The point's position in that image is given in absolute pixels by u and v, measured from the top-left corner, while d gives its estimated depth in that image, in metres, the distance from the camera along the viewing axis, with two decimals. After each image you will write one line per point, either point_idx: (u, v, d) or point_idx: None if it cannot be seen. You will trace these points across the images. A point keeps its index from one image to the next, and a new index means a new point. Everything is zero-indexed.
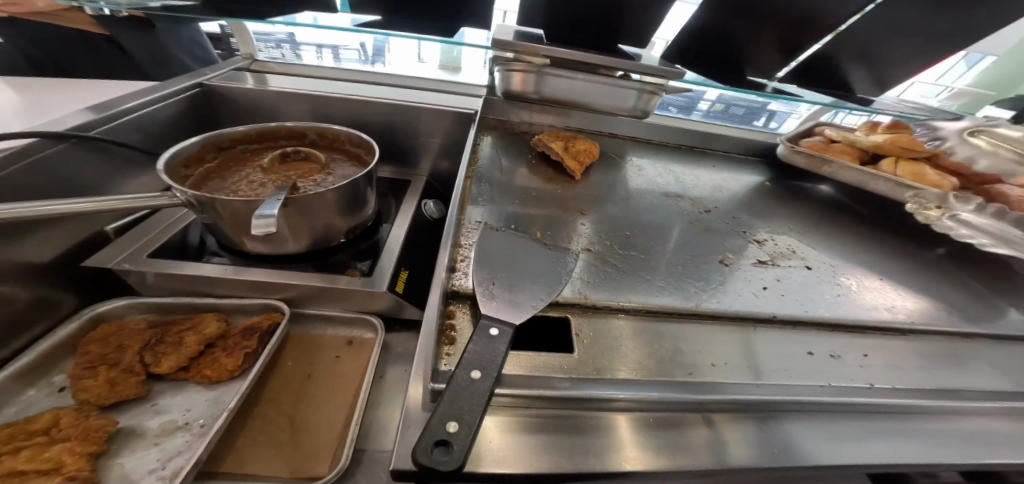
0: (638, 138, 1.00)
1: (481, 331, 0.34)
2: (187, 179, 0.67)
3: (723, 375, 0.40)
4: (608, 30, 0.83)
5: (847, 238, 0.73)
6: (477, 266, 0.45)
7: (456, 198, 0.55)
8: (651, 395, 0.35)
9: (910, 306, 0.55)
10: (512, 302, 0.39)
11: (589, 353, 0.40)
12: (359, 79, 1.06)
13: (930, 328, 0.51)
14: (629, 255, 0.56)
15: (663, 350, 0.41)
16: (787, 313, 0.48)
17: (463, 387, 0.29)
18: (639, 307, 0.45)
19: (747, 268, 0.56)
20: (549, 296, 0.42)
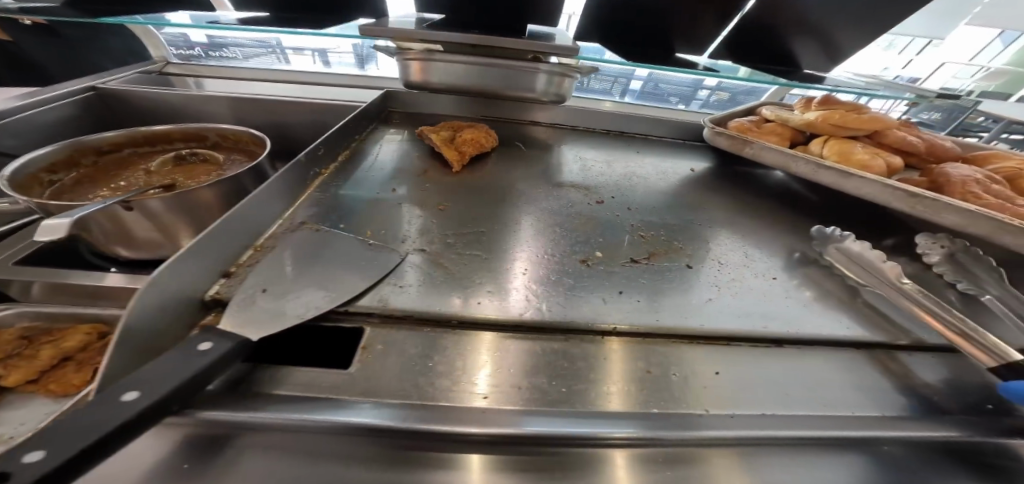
0: (560, 126, 0.90)
1: (184, 349, 0.28)
2: (51, 184, 0.65)
3: (503, 400, 0.32)
4: (510, 10, 0.74)
5: (778, 228, 0.62)
6: (261, 270, 0.39)
7: (281, 193, 0.49)
8: (375, 424, 0.28)
9: (818, 307, 0.45)
10: (268, 313, 0.33)
11: (363, 370, 0.33)
12: (279, 79, 1.02)
13: (819, 335, 0.40)
14: (469, 256, 0.48)
15: (441, 370, 0.34)
16: (633, 322, 0.40)
17: (100, 407, 0.22)
18: (445, 317, 0.38)
19: (612, 269, 0.48)
20: (328, 302, 0.36)
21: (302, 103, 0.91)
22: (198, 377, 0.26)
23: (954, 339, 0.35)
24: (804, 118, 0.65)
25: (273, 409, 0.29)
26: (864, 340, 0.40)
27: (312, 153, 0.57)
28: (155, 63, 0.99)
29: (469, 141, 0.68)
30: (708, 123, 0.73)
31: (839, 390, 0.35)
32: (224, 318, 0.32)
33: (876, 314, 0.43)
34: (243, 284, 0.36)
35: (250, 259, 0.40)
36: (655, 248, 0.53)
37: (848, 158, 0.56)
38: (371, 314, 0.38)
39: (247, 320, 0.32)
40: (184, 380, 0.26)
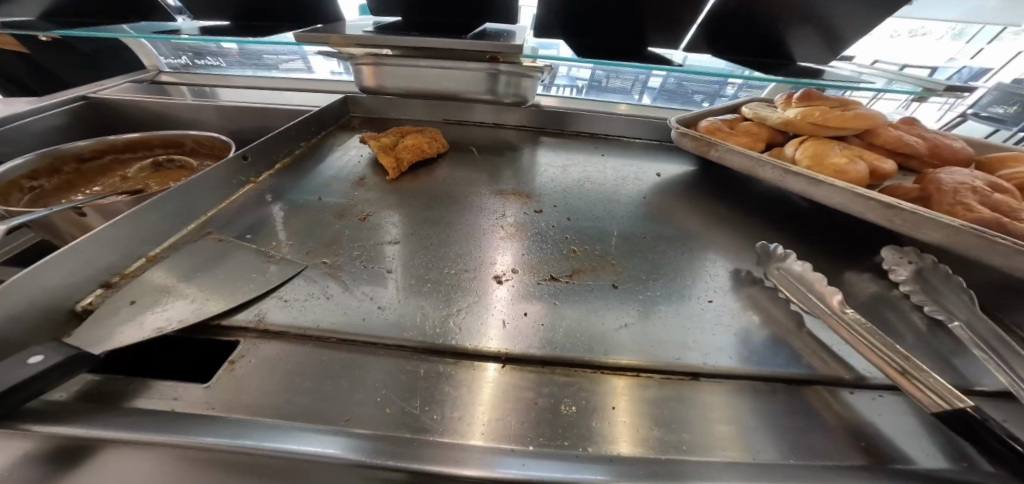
0: (523, 128, 0.84)
1: (9, 362, 0.27)
2: (32, 190, 0.69)
3: (368, 424, 0.31)
4: (464, 10, 0.72)
5: (744, 237, 0.55)
6: (139, 286, 0.39)
7: (184, 205, 0.49)
8: (202, 440, 0.27)
9: (757, 333, 0.39)
10: (118, 325, 0.34)
11: (224, 387, 0.33)
12: (260, 85, 1.05)
13: (746, 369, 0.36)
14: (375, 270, 0.47)
15: (306, 389, 0.33)
16: (528, 348, 0.37)
17: None
18: (328, 335, 0.38)
19: (525, 287, 0.45)
20: (190, 317, 0.36)
21: (275, 108, 0.92)
22: (24, 390, 0.25)
23: (894, 379, 0.30)
24: (784, 117, 0.58)
25: (102, 421, 0.27)
26: (798, 376, 0.35)
27: (234, 162, 0.57)
28: (148, 72, 1.05)
29: (408, 148, 0.67)
30: (675, 124, 0.69)
31: (754, 433, 0.31)
32: (75, 334, 0.33)
33: (817, 346, 0.38)
34: (112, 296, 0.38)
35: (138, 269, 0.42)
36: (582, 262, 0.48)
37: (825, 164, 0.49)
38: (246, 328, 0.37)
39: (92, 337, 0.33)
40: (1, 391, 0.25)
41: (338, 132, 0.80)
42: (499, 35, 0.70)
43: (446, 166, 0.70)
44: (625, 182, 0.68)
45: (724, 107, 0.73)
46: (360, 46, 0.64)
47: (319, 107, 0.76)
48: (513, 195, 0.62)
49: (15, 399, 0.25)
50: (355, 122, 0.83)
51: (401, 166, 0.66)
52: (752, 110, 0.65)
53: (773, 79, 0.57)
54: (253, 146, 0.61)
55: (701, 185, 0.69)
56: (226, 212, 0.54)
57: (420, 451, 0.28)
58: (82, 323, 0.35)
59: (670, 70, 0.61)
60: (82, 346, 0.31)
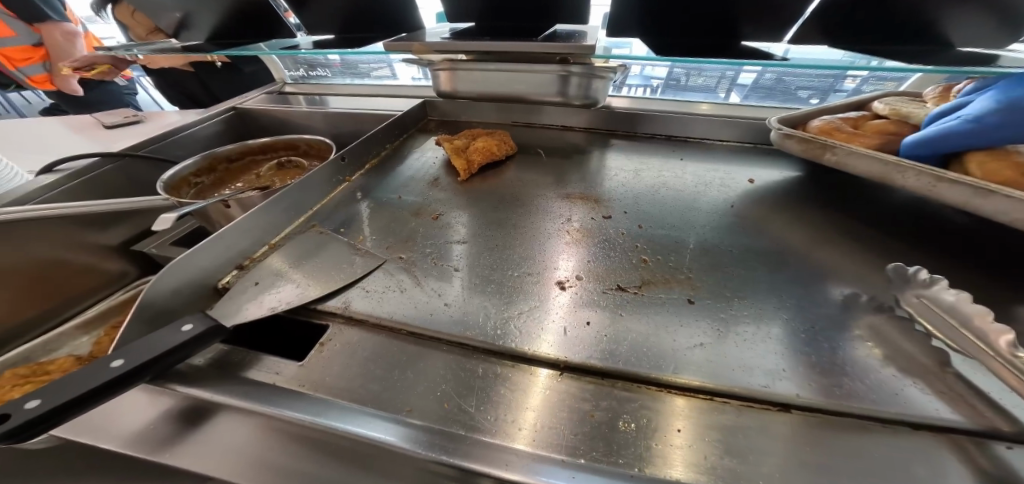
0: (594, 130, 0.81)
1: (171, 327, 0.35)
2: (197, 184, 0.87)
3: (427, 415, 0.33)
4: (538, 11, 0.72)
5: (859, 255, 0.46)
6: (260, 271, 0.47)
7: (296, 200, 0.57)
8: (294, 414, 0.32)
9: (873, 366, 0.33)
10: (243, 304, 0.42)
11: (319, 362, 0.38)
12: (353, 93, 1.18)
13: (858, 409, 0.29)
14: (443, 267, 0.49)
15: (378, 375, 0.36)
16: (586, 357, 0.36)
17: (93, 370, 0.30)
18: (400, 325, 0.41)
19: (587, 294, 0.44)
20: (298, 300, 0.43)
21: (364, 115, 1.03)
22: (175, 353, 0.33)
23: None
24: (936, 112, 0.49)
25: (228, 386, 0.35)
26: (934, 423, 0.28)
27: (333, 164, 0.65)
28: (274, 86, 1.26)
29: (478, 150, 0.70)
30: (776, 124, 0.61)
31: None
32: (214, 308, 0.41)
33: (968, 392, 0.30)
34: (243, 276, 0.46)
35: (260, 255, 0.50)
36: (651, 274, 0.45)
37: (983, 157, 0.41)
38: (332, 312, 0.43)
39: (226, 311, 0.41)
40: (160, 354, 0.32)
41: (417, 135, 0.87)
42: (571, 34, 0.69)
43: (513, 168, 0.71)
44: (707, 188, 0.61)
45: (846, 104, 0.61)
46: (439, 53, 0.69)
47: (402, 111, 0.83)
48: (579, 199, 0.61)
49: (167, 362, 0.32)
50: (432, 126, 0.89)
51: (471, 167, 0.69)
52: (888, 105, 0.54)
53: (913, 67, 0.46)
54: (350, 146, 0.68)
55: (804, 193, 0.59)
56: (326, 207, 0.62)
57: (471, 449, 0.29)
58: (220, 299, 0.43)
59: (764, 63, 0.54)
60: (219, 318, 0.39)
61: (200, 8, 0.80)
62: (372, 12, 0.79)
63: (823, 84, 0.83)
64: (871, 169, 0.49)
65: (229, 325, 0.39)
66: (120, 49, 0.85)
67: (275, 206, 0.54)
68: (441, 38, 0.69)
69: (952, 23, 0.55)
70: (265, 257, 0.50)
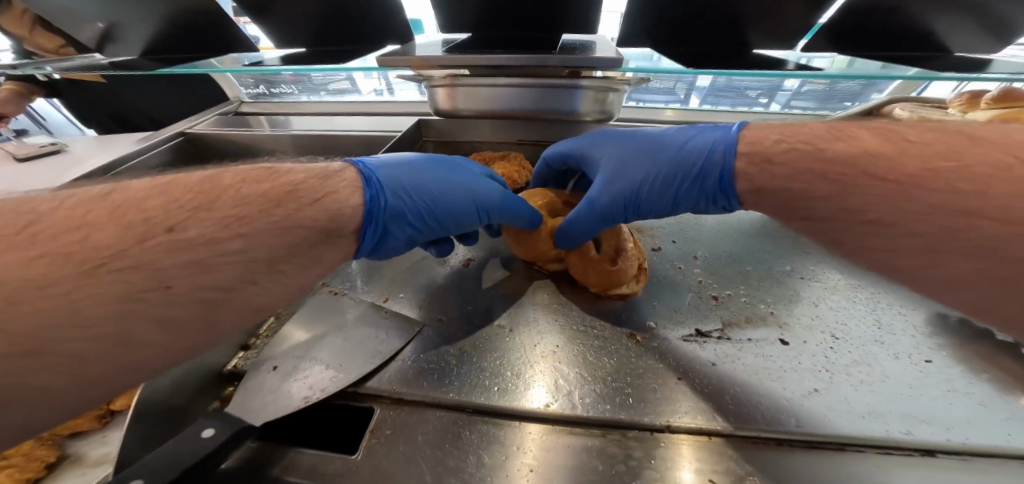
0: None
1: (189, 436, 0.31)
2: None
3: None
4: (542, 20, 0.66)
5: None
6: (277, 350, 0.43)
7: None
8: None
9: (967, 400, 0.32)
10: (268, 394, 0.37)
11: (370, 458, 0.33)
12: (326, 112, 1.06)
13: (992, 449, 0.28)
14: (495, 327, 0.46)
15: (452, 466, 0.32)
16: (699, 419, 0.33)
17: None
18: (471, 404, 0.36)
19: (670, 342, 0.41)
20: (334, 386, 0.38)
21: (343, 137, 0.92)
22: (202, 465, 0.29)
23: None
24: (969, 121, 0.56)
25: None
26: None
27: None
28: (228, 104, 1.11)
29: None
30: None
31: None
32: (234, 401, 0.36)
33: None
34: (257, 359, 0.42)
35: (267, 331, 0.47)
36: (728, 313, 0.43)
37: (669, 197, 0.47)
38: (379, 395, 0.38)
39: (250, 405, 0.36)
40: (188, 465, 0.29)
41: None
42: (582, 44, 0.64)
43: None
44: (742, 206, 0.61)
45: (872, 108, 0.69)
46: (442, 68, 0.60)
47: (398, 135, 0.77)
48: None
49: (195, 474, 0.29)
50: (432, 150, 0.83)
51: None
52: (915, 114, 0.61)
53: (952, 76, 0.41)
54: None
55: None
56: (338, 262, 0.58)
57: None
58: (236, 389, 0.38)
59: (815, 75, 0.45)
60: (244, 416, 0.35)
61: (133, 21, 0.66)
62: (352, 22, 0.69)
63: (815, 94, 0.85)
64: None
65: (256, 423, 0.34)
66: (27, 68, 0.68)
67: None
68: (442, 52, 0.61)
69: (947, 35, 0.57)
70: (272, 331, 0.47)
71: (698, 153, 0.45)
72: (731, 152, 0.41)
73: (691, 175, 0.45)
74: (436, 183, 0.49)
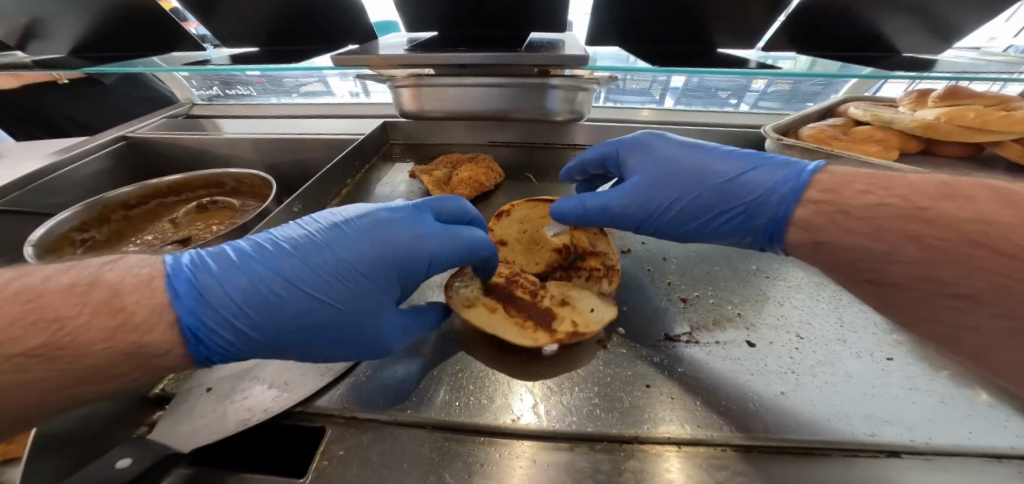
0: (576, 147, 0.79)
1: (102, 466, 0.27)
2: (84, 241, 0.69)
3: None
4: (509, 17, 0.64)
5: None
6: (215, 369, 0.39)
7: None
8: None
9: (922, 392, 0.33)
10: (201, 418, 0.34)
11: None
12: (287, 114, 1.01)
13: (948, 443, 0.28)
14: (458, 337, 0.43)
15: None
16: (669, 429, 0.32)
17: None
18: (431, 421, 0.34)
19: (640, 348, 0.39)
20: (277, 408, 0.35)
21: (304, 140, 0.88)
22: None
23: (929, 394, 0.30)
24: (918, 118, 0.59)
25: None
26: (996, 448, 0.28)
27: (285, 214, 0.54)
28: (181, 106, 1.04)
29: (464, 182, 0.64)
30: (772, 133, 0.64)
31: None
32: (157, 428, 0.33)
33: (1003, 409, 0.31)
34: (190, 382, 0.38)
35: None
36: (699, 317, 0.42)
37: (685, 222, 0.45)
38: (330, 413, 0.35)
39: (176, 430, 0.33)
40: None
41: (380, 163, 0.77)
42: (549, 43, 0.63)
43: (505, 198, 0.67)
44: None
45: (830, 107, 0.71)
46: (403, 68, 0.58)
47: (362, 137, 0.74)
48: None
49: None
50: (399, 153, 0.80)
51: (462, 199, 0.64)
52: (866, 112, 0.64)
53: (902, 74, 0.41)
54: (303, 190, 0.57)
55: None
56: None
57: None
58: (162, 415, 0.35)
59: (775, 74, 0.45)
60: (169, 443, 0.31)
61: (60, 15, 0.60)
62: (309, 21, 0.65)
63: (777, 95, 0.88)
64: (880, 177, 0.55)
65: (183, 450, 0.31)
66: None
67: None
68: (403, 50, 0.58)
69: (896, 35, 0.59)
70: None
71: (757, 185, 0.40)
72: (794, 199, 0.37)
73: (739, 209, 0.41)
74: (323, 316, 0.35)
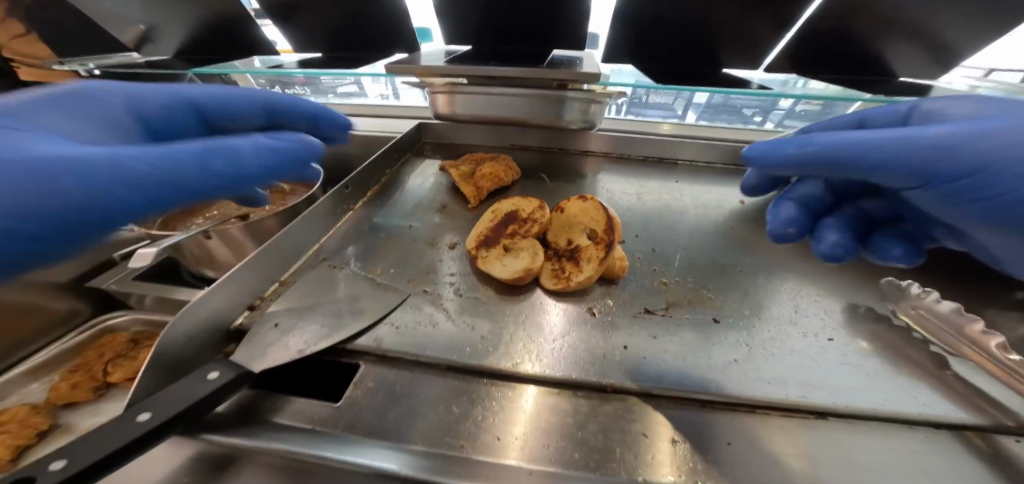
0: (589, 153, 0.87)
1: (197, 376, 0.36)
2: None
3: (480, 455, 0.34)
4: (534, 33, 0.73)
5: (830, 270, 0.53)
6: (280, 308, 0.49)
7: (308, 231, 0.59)
8: (314, 455, 0.33)
9: (865, 373, 0.38)
10: (269, 346, 0.43)
11: (354, 405, 0.39)
12: (333, 112, 1.13)
13: (865, 409, 0.34)
14: (473, 301, 0.51)
15: (425, 413, 0.38)
16: (632, 379, 0.39)
17: (121, 424, 0.31)
18: (443, 362, 0.42)
19: (623, 316, 0.47)
20: (326, 342, 0.44)
21: (347, 136, 0.99)
22: (204, 402, 0.34)
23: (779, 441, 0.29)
24: None
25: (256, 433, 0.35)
26: (911, 416, 0.33)
27: (338, 193, 0.65)
28: None
29: (486, 176, 0.73)
30: None
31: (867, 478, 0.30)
32: (238, 350, 0.42)
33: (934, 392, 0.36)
34: (260, 318, 0.47)
35: (273, 292, 0.52)
36: (674, 295, 0.49)
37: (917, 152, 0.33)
38: (365, 352, 0.44)
39: (252, 354, 0.42)
40: (191, 403, 0.34)
41: (414, 159, 0.87)
42: (569, 60, 0.71)
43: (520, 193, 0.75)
44: (705, 208, 0.66)
45: None
46: (441, 76, 0.67)
47: (399, 135, 0.84)
48: None
49: (194, 412, 0.34)
50: (430, 151, 0.90)
51: (483, 191, 0.73)
52: None
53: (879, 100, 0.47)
54: (349, 178, 0.68)
55: None
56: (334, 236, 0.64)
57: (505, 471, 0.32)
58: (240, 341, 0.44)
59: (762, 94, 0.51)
60: (245, 364, 0.40)
61: (173, 23, 0.74)
62: (363, 31, 0.76)
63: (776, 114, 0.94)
64: None
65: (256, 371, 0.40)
66: (73, 65, 0.75)
67: (283, 242, 0.54)
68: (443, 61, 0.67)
69: (894, 59, 0.63)
70: (275, 294, 0.51)
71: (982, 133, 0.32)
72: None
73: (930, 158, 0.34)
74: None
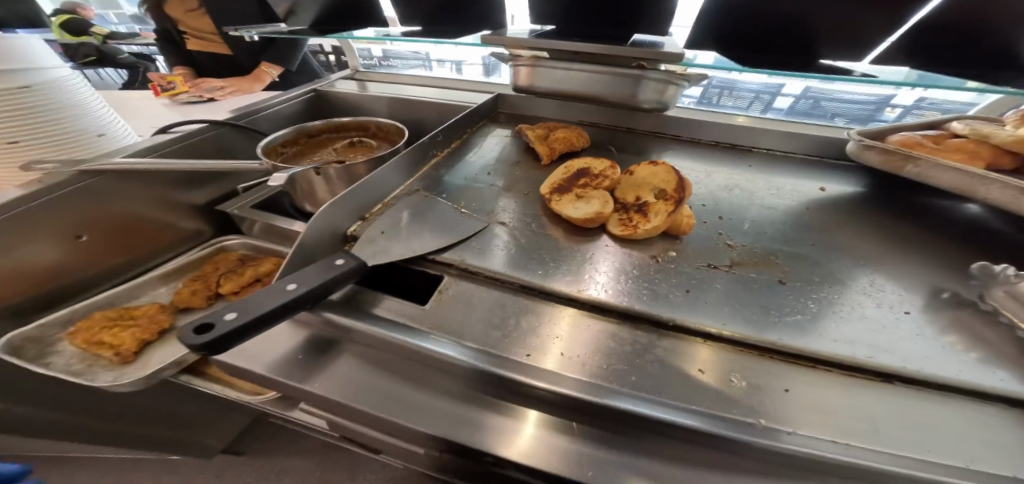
0: (659, 135, 0.87)
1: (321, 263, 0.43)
2: (282, 154, 0.94)
3: (546, 360, 0.38)
4: (618, 17, 0.76)
5: (919, 260, 0.50)
6: (385, 221, 0.55)
7: (404, 166, 0.66)
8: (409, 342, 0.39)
9: (949, 351, 0.36)
10: (378, 248, 0.49)
11: (438, 306, 0.45)
12: (417, 82, 1.24)
13: (940, 378, 0.33)
14: (547, 238, 0.55)
15: (498, 322, 0.42)
16: (692, 318, 0.41)
17: (273, 290, 0.38)
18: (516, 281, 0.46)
19: (686, 267, 0.48)
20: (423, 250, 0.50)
21: (429, 103, 1.09)
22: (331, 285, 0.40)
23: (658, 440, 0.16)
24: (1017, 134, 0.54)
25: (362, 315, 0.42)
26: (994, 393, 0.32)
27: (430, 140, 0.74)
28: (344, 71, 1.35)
29: (560, 140, 0.78)
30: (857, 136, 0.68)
31: (929, 438, 0.30)
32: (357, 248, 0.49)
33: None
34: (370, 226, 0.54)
35: (377, 211, 0.59)
36: (740, 257, 0.49)
37: None
38: (450, 265, 0.50)
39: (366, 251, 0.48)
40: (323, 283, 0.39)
41: (490, 126, 0.94)
42: (650, 44, 0.73)
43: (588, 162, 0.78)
44: (781, 193, 0.65)
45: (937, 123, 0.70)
46: (528, 49, 0.72)
47: (478, 104, 0.91)
48: None
49: (323, 292, 0.39)
50: (504, 121, 0.97)
51: (556, 154, 0.78)
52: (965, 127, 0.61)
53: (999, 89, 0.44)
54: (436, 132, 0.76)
55: (864, 205, 0.63)
56: (422, 175, 0.72)
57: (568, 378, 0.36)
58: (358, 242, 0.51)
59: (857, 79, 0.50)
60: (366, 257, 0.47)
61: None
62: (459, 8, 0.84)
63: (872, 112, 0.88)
64: (955, 182, 0.56)
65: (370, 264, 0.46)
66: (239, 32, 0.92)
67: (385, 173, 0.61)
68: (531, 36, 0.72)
69: None
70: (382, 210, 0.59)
71: None
72: None
73: None
74: None
